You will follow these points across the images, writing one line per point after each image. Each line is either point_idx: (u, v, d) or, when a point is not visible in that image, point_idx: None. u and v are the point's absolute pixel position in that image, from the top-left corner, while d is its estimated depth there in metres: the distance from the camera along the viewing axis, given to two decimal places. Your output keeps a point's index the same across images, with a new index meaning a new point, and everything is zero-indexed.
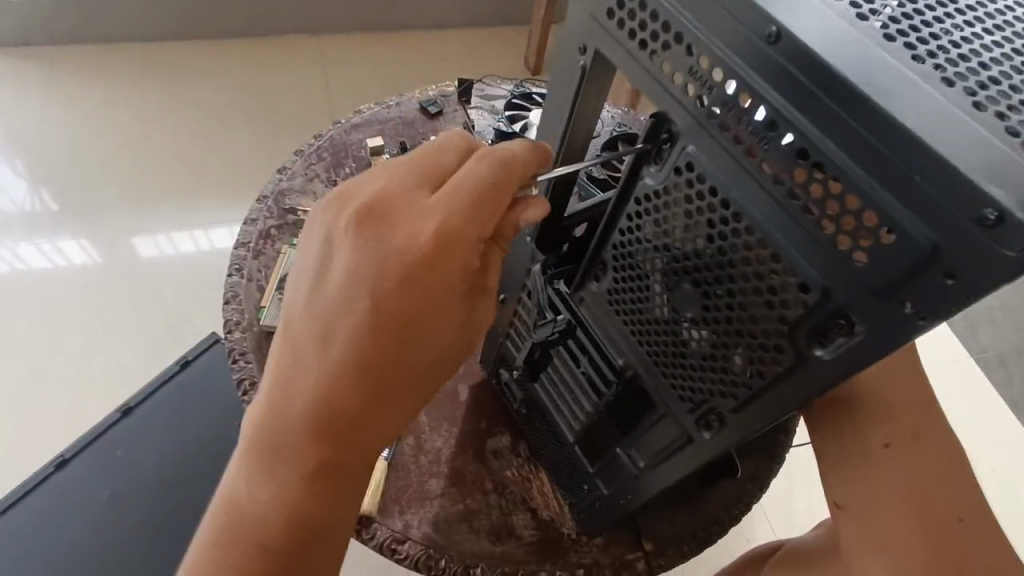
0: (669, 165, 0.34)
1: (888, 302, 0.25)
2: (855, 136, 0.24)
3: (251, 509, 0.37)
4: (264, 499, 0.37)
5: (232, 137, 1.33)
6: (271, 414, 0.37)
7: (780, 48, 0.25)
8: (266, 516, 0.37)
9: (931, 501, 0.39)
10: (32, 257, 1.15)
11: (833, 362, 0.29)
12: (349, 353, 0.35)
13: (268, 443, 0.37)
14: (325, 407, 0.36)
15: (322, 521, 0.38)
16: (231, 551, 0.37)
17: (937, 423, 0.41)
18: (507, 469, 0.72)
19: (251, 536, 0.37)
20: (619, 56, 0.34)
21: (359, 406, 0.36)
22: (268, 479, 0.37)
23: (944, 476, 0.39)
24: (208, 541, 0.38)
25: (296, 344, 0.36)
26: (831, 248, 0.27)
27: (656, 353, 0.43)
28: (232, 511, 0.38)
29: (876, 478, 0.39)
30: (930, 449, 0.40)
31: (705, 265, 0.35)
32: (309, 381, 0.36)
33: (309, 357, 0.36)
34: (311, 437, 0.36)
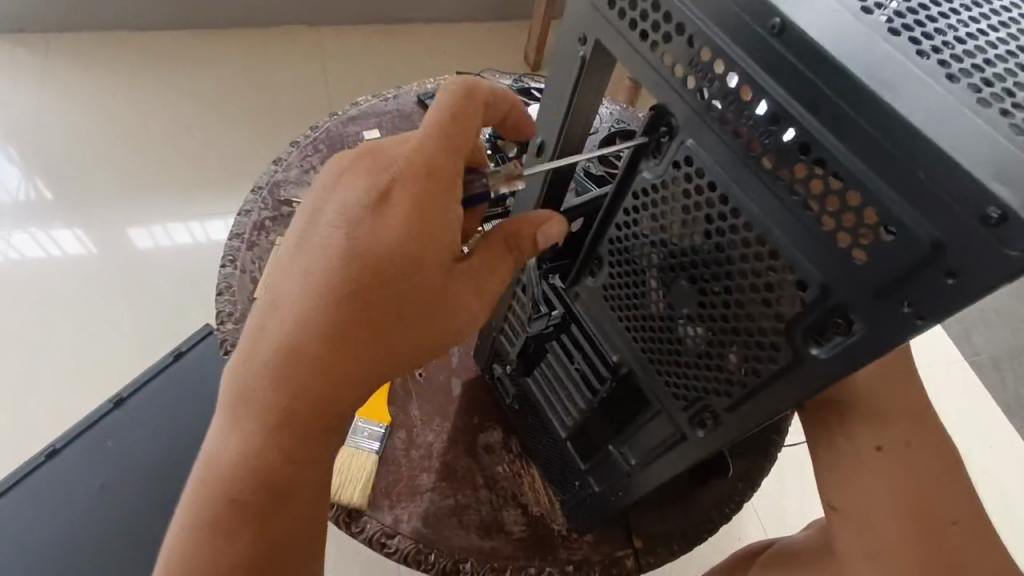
0: (668, 159, 0.34)
1: (888, 302, 0.25)
2: (858, 132, 0.23)
3: (226, 457, 0.38)
4: (236, 450, 0.38)
5: (230, 128, 1.32)
6: (249, 369, 0.37)
7: (783, 41, 0.25)
8: (237, 467, 0.38)
9: (924, 504, 0.39)
10: (25, 247, 1.14)
11: (829, 361, 0.29)
12: (324, 309, 0.36)
13: (246, 401, 0.38)
14: (301, 368, 0.36)
15: (291, 480, 0.38)
16: (206, 500, 0.38)
17: (931, 426, 0.41)
18: (498, 464, 0.72)
19: (221, 487, 0.38)
20: (620, 47, 0.33)
21: (335, 369, 0.36)
22: (241, 432, 0.38)
23: (935, 477, 0.39)
24: (189, 492, 0.40)
25: (278, 303, 0.37)
26: (831, 246, 0.26)
27: (651, 350, 0.43)
28: (210, 462, 0.39)
29: (870, 481, 0.39)
30: (924, 452, 0.40)
31: (702, 261, 0.34)
32: (285, 334, 0.36)
33: (288, 314, 0.36)
34: (285, 394, 0.36)
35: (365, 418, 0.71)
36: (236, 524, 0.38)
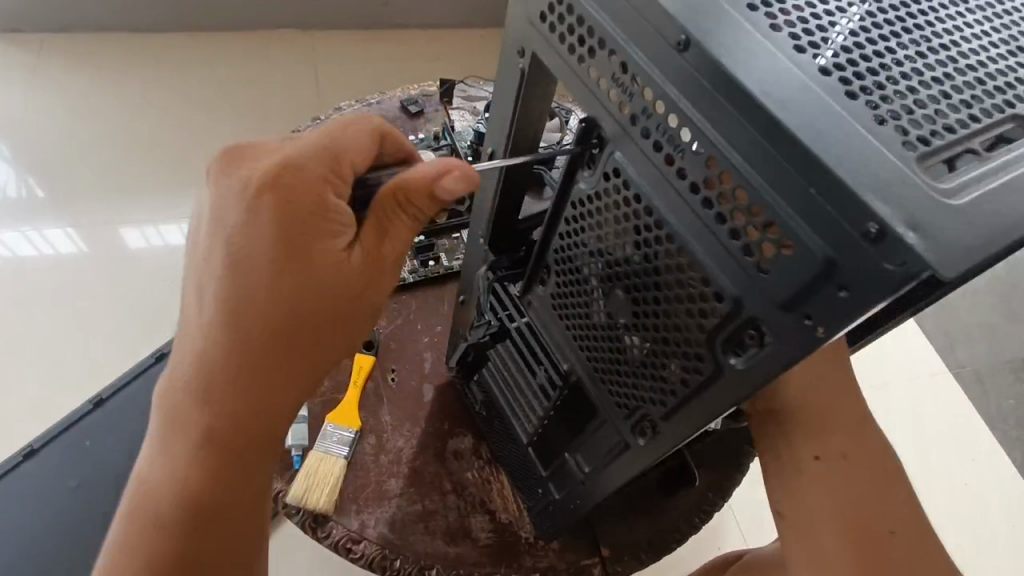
0: (600, 170, 0.34)
1: (792, 315, 0.25)
2: (759, 148, 0.24)
3: (149, 483, 0.37)
4: (161, 470, 0.37)
5: (221, 130, 1.32)
6: (168, 388, 0.37)
7: (690, 57, 0.25)
8: (160, 494, 0.37)
9: (867, 518, 0.37)
10: (16, 244, 1.14)
11: (745, 372, 0.29)
12: (219, 315, 0.35)
13: (164, 422, 0.37)
14: (216, 383, 0.36)
15: (217, 504, 0.37)
16: (129, 533, 0.37)
17: (871, 440, 0.39)
18: (467, 470, 0.72)
19: (146, 517, 0.37)
20: (553, 60, 0.34)
21: (251, 380, 0.36)
22: (165, 453, 0.38)
23: (877, 489, 0.38)
24: (114, 529, 0.38)
25: (190, 321, 0.37)
26: (741, 258, 0.27)
27: (597, 358, 0.43)
28: (138, 495, 0.38)
29: (812, 491, 0.37)
30: (863, 465, 0.38)
31: (634, 271, 0.35)
32: (195, 350, 0.36)
33: (196, 328, 0.36)
34: (203, 410, 0.36)
35: (335, 423, 0.72)
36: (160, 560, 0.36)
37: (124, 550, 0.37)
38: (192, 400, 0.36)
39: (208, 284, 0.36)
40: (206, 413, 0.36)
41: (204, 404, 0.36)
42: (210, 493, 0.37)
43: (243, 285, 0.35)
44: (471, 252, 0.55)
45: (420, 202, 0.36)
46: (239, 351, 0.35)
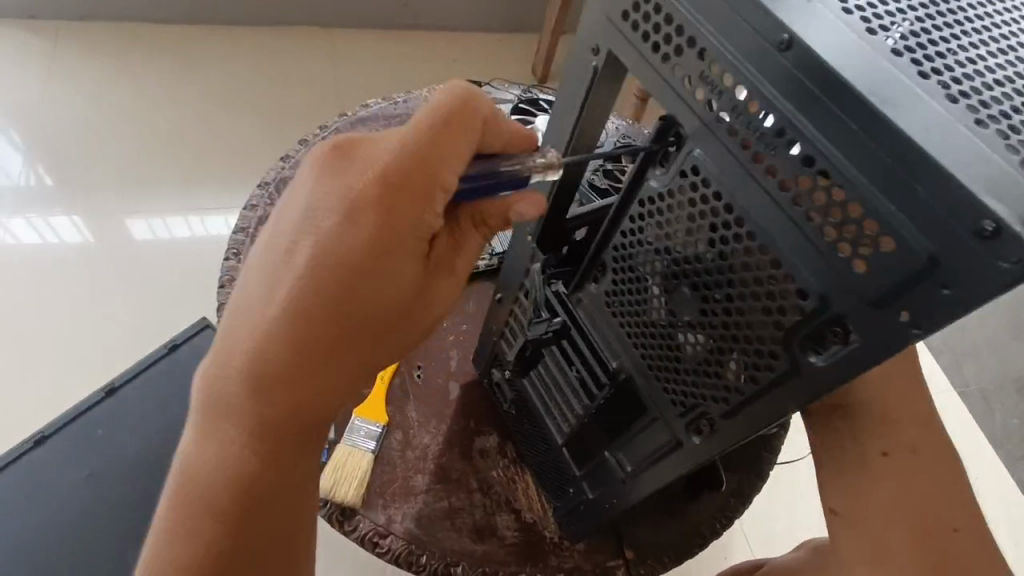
0: (675, 168, 0.35)
1: (884, 311, 0.26)
2: (860, 147, 0.24)
3: (195, 472, 0.36)
4: (206, 459, 0.36)
5: (235, 125, 1.33)
6: (216, 373, 0.36)
7: (791, 57, 0.26)
8: (209, 480, 0.36)
9: (928, 516, 0.38)
10: (24, 233, 1.14)
11: (825, 369, 0.30)
12: (299, 301, 0.35)
13: (211, 413, 0.36)
14: (286, 377, 0.35)
15: (273, 490, 0.37)
16: (177, 514, 0.36)
17: (937, 439, 0.40)
18: (493, 469, 0.72)
19: (195, 501, 0.36)
20: (632, 58, 0.34)
21: (316, 375, 0.36)
22: (210, 441, 0.36)
23: (943, 487, 0.39)
24: (160, 511, 0.37)
25: (246, 308, 0.36)
26: (831, 256, 0.27)
27: (651, 356, 0.43)
28: (180, 482, 0.37)
29: (872, 487, 0.38)
30: (928, 463, 0.39)
31: (705, 269, 0.35)
32: (255, 342, 0.35)
33: (257, 320, 0.35)
34: (261, 403, 0.35)
35: (362, 418, 0.72)
36: (213, 538, 0.36)
37: (171, 522, 0.37)
38: (251, 387, 0.35)
39: (280, 273, 0.35)
40: (260, 404, 0.36)
41: (262, 397, 0.35)
42: (262, 482, 0.36)
43: (324, 279, 0.35)
44: (514, 249, 0.55)
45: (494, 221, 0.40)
46: (307, 346, 0.35)
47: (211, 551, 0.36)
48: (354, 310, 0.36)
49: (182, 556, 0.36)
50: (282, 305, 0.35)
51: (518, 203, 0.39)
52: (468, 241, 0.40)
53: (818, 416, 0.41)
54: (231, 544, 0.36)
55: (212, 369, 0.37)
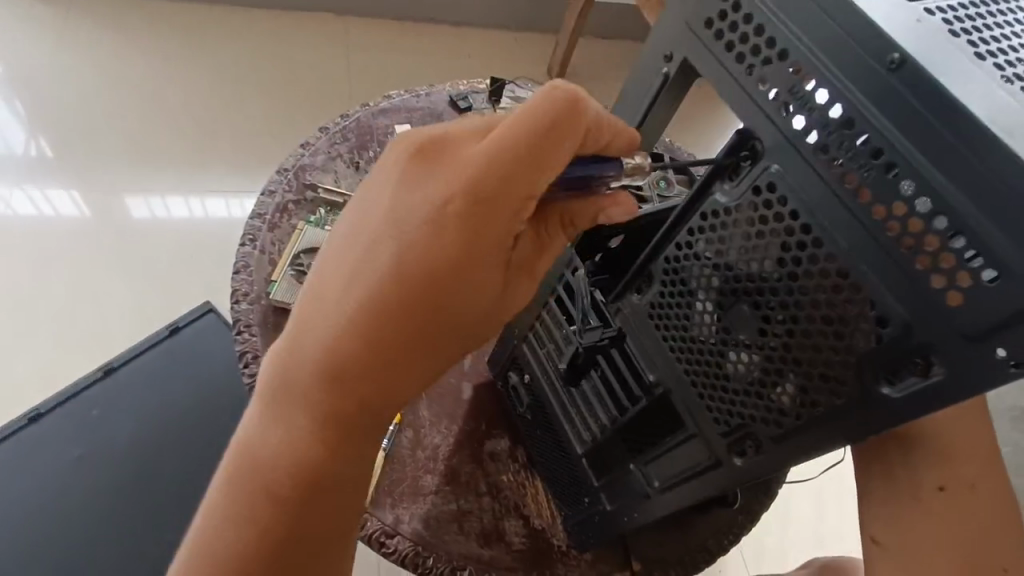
0: (748, 183, 0.34)
1: (979, 347, 0.25)
2: (973, 176, 0.24)
3: (261, 451, 0.37)
4: (272, 442, 0.37)
5: (244, 108, 1.31)
6: (287, 356, 0.37)
7: (901, 78, 0.25)
8: (273, 462, 0.37)
9: (979, 552, 0.37)
10: (22, 204, 1.12)
11: (901, 402, 0.29)
12: (375, 301, 0.35)
13: (280, 397, 0.37)
14: (357, 370, 0.35)
15: (333, 477, 0.37)
16: (234, 491, 0.37)
17: (997, 478, 0.39)
18: (503, 473, 0.71)
19: (252, 482, 0.37)
20: (711, 67, 0.34)
21: (384, 367, 0.36)
22: (276, 423, 0.37)
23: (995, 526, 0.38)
24: (213, 489, 0.38)
25: (320, 297, 0.36)
26: (922, 284, 0.27)
27: (694, 372, 0.42)
28: (245, 458, 0.37)
29: (921, 519, 0.38)
30: (982, 500, 0.38)
31: (770, 288, 0.34)
32: (324, 330, 0.35)
33: (332, 309, 0.36)
34: (331, 394, 0.36)
35: None
36: (267, 523, 0.36)
37: (232, 500, 0.37)
38: (321, 379, 0.35)
39: (359, 266, 0.35)
40: (326, 391, 0.36)
41: (328, 385, 0.35)
42: (326, 471, 0.37)
43: (404, 273, 0.34)
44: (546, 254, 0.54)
45: (581, 224, 0.40)
46: (378, 339, 0.35)
47: (265, 535, 0.36)
48: (430, 305, 0.35)
49: (240, 536, 0.36)
50: (359, 302, 0.35)
51: (608, 208, 0.39)
52: (554, 242, 0.40)
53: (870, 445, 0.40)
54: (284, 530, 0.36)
55: (283, 351, 0.37)
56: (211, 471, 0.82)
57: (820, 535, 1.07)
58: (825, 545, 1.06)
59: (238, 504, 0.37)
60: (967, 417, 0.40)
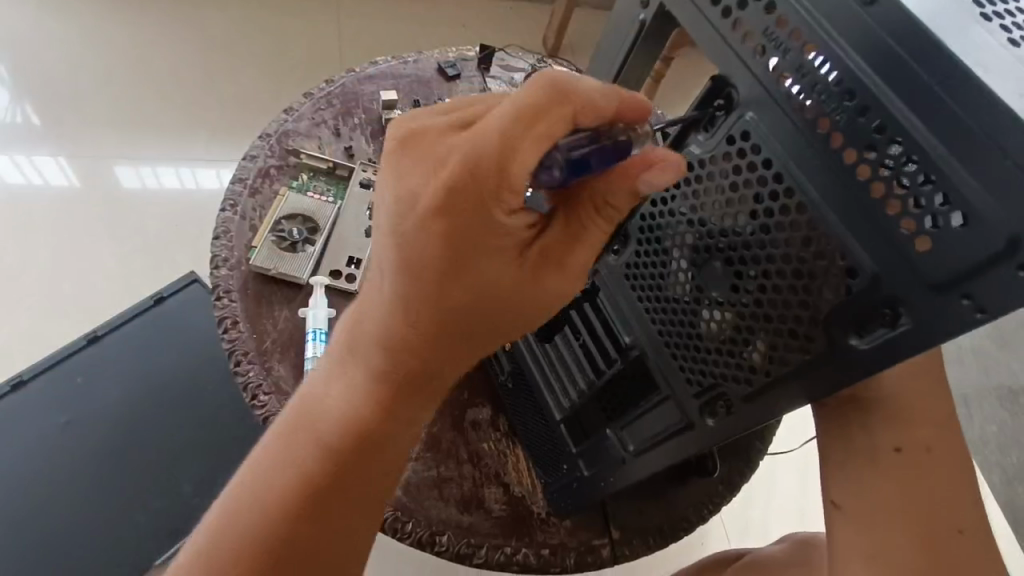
0: (722, 133, 0.33)
1: (945, 296, 0.25)
2: (945, 113, 0.23)
3: (318, 405, 0.38)
4: (331, 399, 0.38)
5: (233, 76, 1.27)
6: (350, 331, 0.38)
7: (874, 12, 0.24)
8: (297, 446, 0.38)
9: (939, 513, 0.37)
10: (8, 171, 1.09)
11: (867, 353, 0.29)
12: (402, 284, 0.35)
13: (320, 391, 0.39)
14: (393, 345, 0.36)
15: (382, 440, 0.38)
16: (293, 438, 0.38)
17: (954, 439, 0.40)
18: (483, 441, 0.70)
19: (312, 434, 0.38)
20: (686, 11, 0.33)
21: (420, 349, 0.36)
22: (330, 386, 0.38)
23: (951, 491, 0.38)
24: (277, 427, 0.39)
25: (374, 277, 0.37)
26: (893, 232, 0.26)
27: (669, 334, 0.41)
28: (308, 409, 0.39)
29: (879, 483, 0.38)
30: (940, 461, 0.39)
31: (743, 243, 0.34)
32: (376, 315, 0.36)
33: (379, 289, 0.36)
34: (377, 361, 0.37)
35: None
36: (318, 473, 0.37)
37: (291, 452, 0.37)
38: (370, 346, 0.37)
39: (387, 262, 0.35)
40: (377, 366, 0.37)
41: (369, 382, 0.37)
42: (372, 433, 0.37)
43: (423, 290, 0.34)
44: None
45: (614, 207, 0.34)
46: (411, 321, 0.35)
47: (309, 492, 0.36)
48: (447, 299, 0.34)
49: (276, 473, 0.37)
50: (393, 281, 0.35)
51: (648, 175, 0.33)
52: (589, 232, 0.36)
53: (832, 410, 0.41)
54: (328, 490, 0.36)
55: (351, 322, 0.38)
56: (192, 440, 0.82)
57: (803, 512, 1.08)
58: (807, 519, 1.07)
59: (297, 447, 0.37)
60: (930, 381, 0.40)
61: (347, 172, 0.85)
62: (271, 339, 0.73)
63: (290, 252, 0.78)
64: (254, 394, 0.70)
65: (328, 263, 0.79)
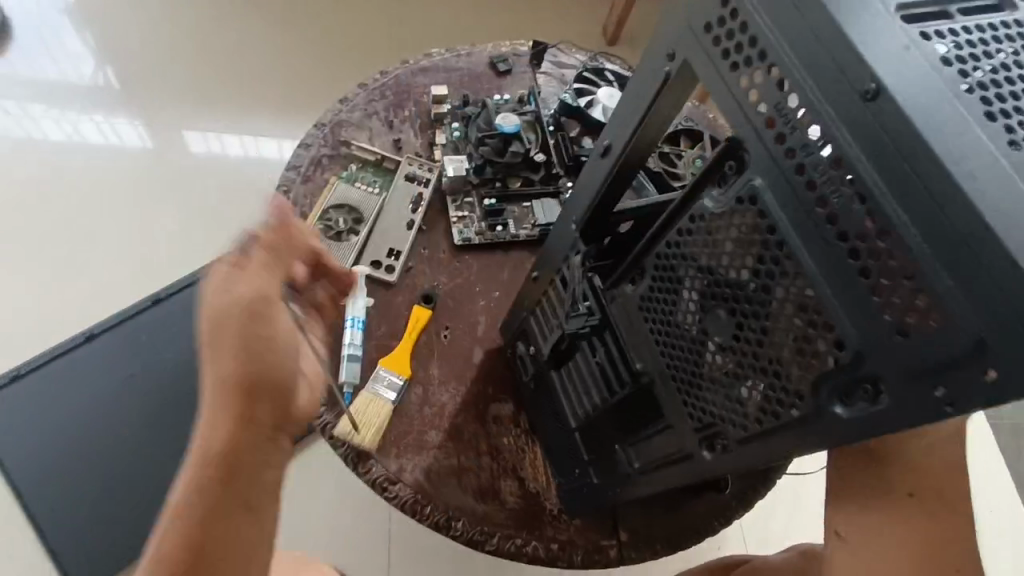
0: (732, 193, 0.34)
1: (920, 383, 0.26)
2: (931, 216, 0.24)
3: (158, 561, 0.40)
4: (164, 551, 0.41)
5: (298, 54, 1.32)
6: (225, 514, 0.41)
7: (874, 108, 0.25)
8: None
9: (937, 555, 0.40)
10: (89, 132, 1.18)
11: (849, 422, 0.30)
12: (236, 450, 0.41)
13: None
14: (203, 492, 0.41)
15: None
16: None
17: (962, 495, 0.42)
18: (503, 436, 0.74)
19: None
20: (707, 73, 0.34)
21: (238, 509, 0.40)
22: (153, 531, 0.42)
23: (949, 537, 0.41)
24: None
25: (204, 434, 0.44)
26: (878, 316, 0.27)
27: (675, 367, 0.43)
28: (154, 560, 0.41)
29: (886, 521, 0.41)
30: (946, 510, 0.41)
31: (745, 298, 0.35)
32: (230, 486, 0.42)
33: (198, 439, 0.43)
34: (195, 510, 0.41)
35: (386, 368, 0.76)
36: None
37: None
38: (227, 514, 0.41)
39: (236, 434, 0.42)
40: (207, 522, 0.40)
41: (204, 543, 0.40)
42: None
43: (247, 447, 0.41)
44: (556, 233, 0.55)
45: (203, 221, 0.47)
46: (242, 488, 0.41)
47: None
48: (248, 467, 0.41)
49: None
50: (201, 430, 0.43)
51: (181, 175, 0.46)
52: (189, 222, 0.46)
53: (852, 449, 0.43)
54: None
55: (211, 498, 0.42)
56: None
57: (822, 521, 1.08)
58: None
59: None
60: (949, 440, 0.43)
61: (394, 165, 0.89)
62: None
63: (336, 241, 0.82)
64: None
65: (369, 254, 0.82)
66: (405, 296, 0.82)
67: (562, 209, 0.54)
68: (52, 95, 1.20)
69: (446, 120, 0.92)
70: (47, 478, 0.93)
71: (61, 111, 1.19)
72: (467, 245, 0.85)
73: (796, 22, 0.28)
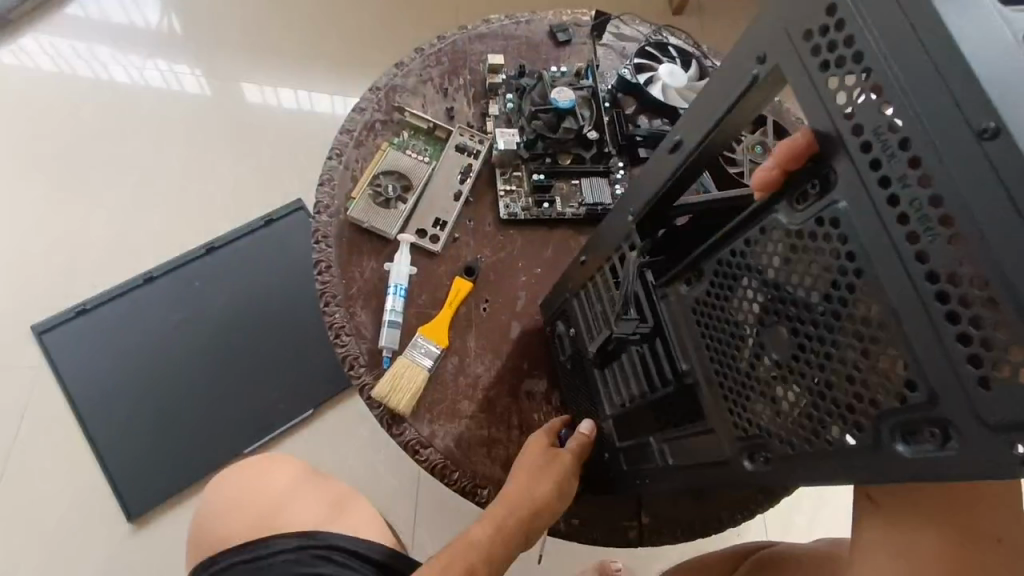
0: (812, 212, 0.33)
1: (996, 437, 0.26)
2: None
3: None
4: None
5: (357, 10, 1.32)
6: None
7: (990, 147, 0.24)
8: None
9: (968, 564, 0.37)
10: (155, 79, 1.21)
11: (910, 461, 0.30)
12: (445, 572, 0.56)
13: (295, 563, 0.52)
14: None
15: None
16: None
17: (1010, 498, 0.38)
18: (534, 412, 0.77)
19: None
20: (801, 84, 0.33)
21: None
22: None
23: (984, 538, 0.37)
24: None
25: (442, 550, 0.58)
26: (959, 362, 0.27)
27: (722, 376, 0.42)
28: None
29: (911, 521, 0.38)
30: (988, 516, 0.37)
31: (812, 318, 0.34)
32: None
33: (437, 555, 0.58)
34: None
35: (425, 336, 0.78)
36: None
37: None
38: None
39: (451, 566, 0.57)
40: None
41: None
42: None
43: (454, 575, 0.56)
44: (619, 211, 0.55)
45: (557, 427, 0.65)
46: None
47: None
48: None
49: None
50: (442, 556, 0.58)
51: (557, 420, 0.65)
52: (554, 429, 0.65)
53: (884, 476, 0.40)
54: None
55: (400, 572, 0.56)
56: None
57: (848, 520, 1.07)
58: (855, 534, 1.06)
59: None
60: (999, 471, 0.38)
61: (446, 134, 0.88)
62: (357, 287, 0.80)
63: (384, 208, 0.83)
64: (337, 334, 0.78)
65: (416, 222, 0.83)
66: (448, 267, 0.83)
67: (623, 198, 0.54)
68: (119, 38, 1.23)
69: (501, 91, 0.91)
70: (106, 406, 1.00)
71: (127, 54, 1.22)
72: (513, 220, 0.85)
73: (911, 40, 0.27)
